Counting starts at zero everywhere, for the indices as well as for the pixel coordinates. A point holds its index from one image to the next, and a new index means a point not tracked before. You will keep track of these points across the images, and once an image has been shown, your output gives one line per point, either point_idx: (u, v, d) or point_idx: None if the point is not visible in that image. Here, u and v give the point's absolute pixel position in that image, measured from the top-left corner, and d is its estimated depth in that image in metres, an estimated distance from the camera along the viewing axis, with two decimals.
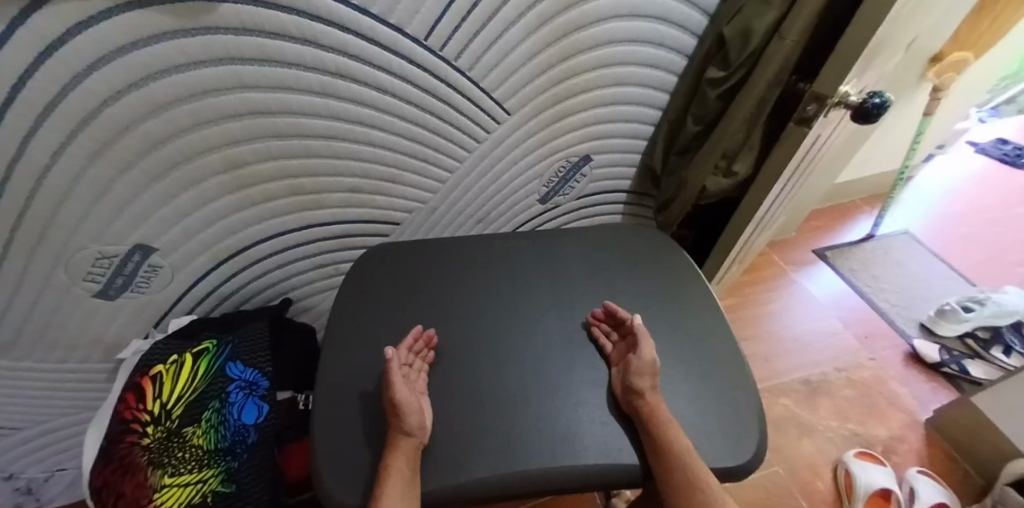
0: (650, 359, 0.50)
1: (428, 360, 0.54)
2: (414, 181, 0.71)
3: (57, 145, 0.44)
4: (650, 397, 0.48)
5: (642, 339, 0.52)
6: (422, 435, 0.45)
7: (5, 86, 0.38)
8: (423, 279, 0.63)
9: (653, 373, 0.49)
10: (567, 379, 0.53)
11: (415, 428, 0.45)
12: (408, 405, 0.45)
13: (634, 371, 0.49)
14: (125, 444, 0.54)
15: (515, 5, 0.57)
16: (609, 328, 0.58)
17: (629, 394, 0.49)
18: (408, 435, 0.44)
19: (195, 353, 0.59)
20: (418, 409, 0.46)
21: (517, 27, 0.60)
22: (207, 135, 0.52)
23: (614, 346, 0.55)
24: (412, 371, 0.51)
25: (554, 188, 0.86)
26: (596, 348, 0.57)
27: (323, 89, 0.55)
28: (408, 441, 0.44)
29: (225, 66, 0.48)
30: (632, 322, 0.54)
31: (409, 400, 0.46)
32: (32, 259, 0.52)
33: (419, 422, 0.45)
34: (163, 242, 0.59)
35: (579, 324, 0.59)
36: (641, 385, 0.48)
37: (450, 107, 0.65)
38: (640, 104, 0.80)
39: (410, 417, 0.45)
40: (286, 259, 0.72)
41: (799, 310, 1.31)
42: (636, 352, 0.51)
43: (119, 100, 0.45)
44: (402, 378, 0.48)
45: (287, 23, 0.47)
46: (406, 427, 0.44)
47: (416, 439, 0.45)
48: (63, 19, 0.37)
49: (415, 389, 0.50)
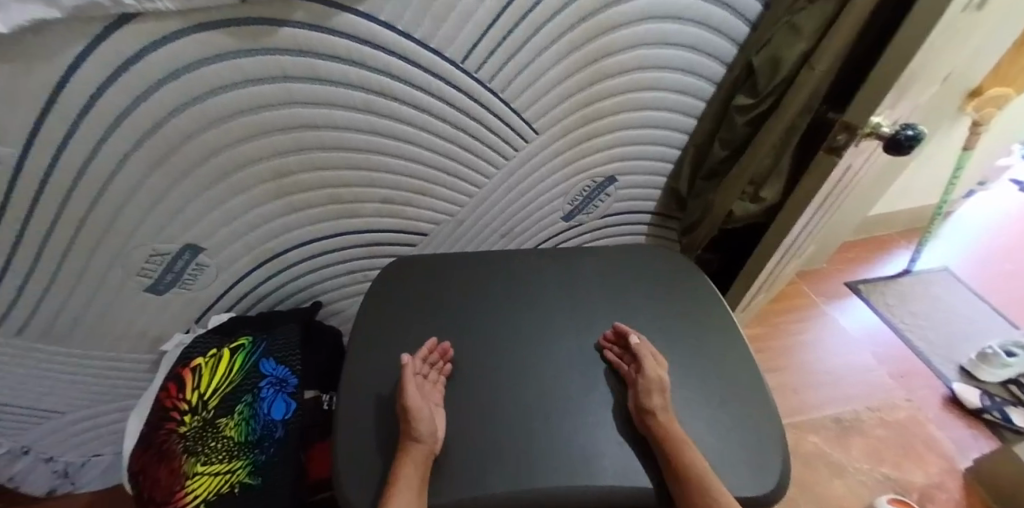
0: (659, 378, 0.51)
1: (444, 372, 0.55)
2: (442, 194, 0.73)
3: (125, 150, 0.49)
4: (663, 418, 0.48)
5: (646, 358, 0.53)
6: (433, 442, 0.46)
7: (86, 95, 0.43)
8: (449, 289, 0.65)
9: (663, 390, 0.50)
10: (584, 398, 0.54)
11: (425, 435, 0.46)
12: (417, 414, 0.47)
13: (643, 391, 0.50)
14: (164, 431, 0.57)
15: (549, 31, 0.60)
16: (618, 348, 0.58)
17: (640, 415, 0.49)
18: (418, 442, 0.45)
19: (232, 347, 0.63)
20: (428, 417, 0.47)
21: (550, 54, 0.63)
22: (257, 145, 0.56)
23: (624, 364, 0.55)
24: (426, 381, 0.52)
25: (578, 206, 0.87)
26: (608, 368, 0.57)
27: (365, 106, 0.58)
28: (419, 448, 0.45)
29: (279, 83, 0.52)
30: (636, 343, 0.55)
31: (421, 409, 0.47)
32: (93, 254, 0.56)
33: (429, 429, 0.46)
34: (210, 244, 0.63)
35: (593, 346, 0.60)
36: (652, 405, 0.49)
37: (483, 127, 0.67)
38: (667, 128, 0.81)
39: (421, 424, 0.46)
40: (319, 264, 0.75)
41: (830, 342, 1.27)
42: (642, 372, 0.52)
43: (182, 111, 0.49)
44: (416, 387, 0.50)
45: (338, 47, 0.51)
46: (416, 434, 0.45)
47: (427, 447, 0.45)
48: (142, 36, 0.41)
49: (429, 396, 0.51)
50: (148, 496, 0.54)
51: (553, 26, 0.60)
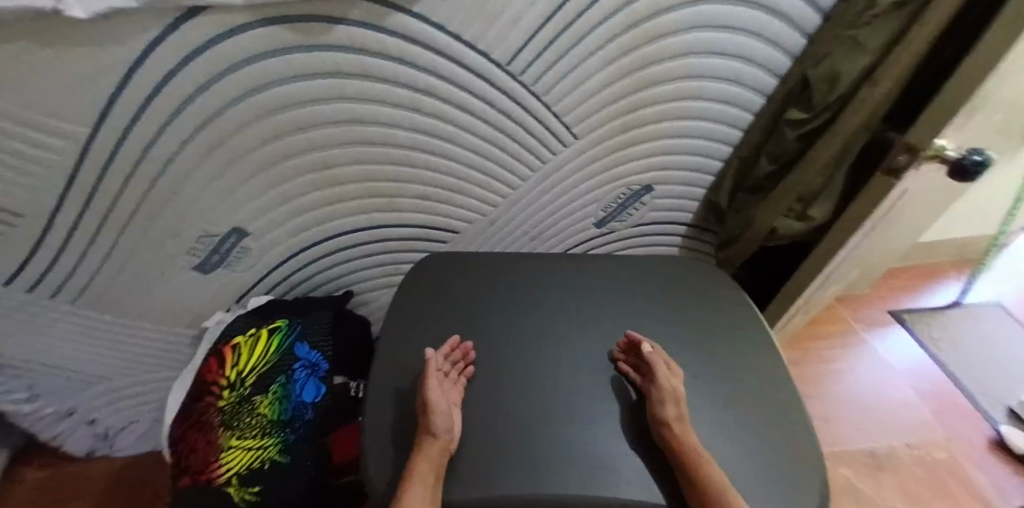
0: (672, 387, 0.52)
1: (466, 374, 0.55)
2: (477, 193, 0.74)
3: (185, 134, 0.51)
4: (677, 429, 0.48)
5: (658, 366, 0.53)
6: (449, 438, 0.46)
7: (155, 81, 0.45)
8: (479, 287, 0.65)
9: (676, 399, 0.50)
10: (608, 407, 0.53)
11: (441, 431, 0.46)
12: (436, 409, 0.47)
13: (657, 402, 0.50)
14: (203, 403, 0.60)
15: (597, 37, 0.60)
16: (629, 356, 0.58)
17: (654, 426, 0.49)
18: (434, 437, 0.46)
19: (269, 328, 0.66)
20: (446, 412, 0.48)
21: (597, 59, 0.62)
22: (306, 138, 0.58)
23: (635, 373, 0.55)
24: (447, 379, 0.52)
25: (611, 213, 0.86)
26: (619, 377, 0.57)
27: (411, 104, 0.59)
28: (435, 443, 0.45)
29: (332, 79, 0.53)
30: (647, 351, 0.55)
31: (439, 403, 0.48)
32: (150, 230, 0.60)
33: (446, 425, 0.47)
34: (255, 227, 0.67)
35: (604, 354, 0.59)
36: (666, 416, 0.49)
37: (522, 129, 0.68)
38: (711, 139, 0.80)
39: (438, 419, 0.47)
40: (354, 255, 0.77)
41: (867, 372, 1.21)
42: (654, 381, 0.52)
43: (240, 101, 0.51)
44: (437, 383, 0.50)
45: (390, 46, 0.52)
46: (433, 429, 0.46)
47: (442, 442, 0.46)
48: (208, 29, 0.43)
49: (450, 393, 0.51)
50: (183, 465, 0.58)
51: (602, 32, 0.59)
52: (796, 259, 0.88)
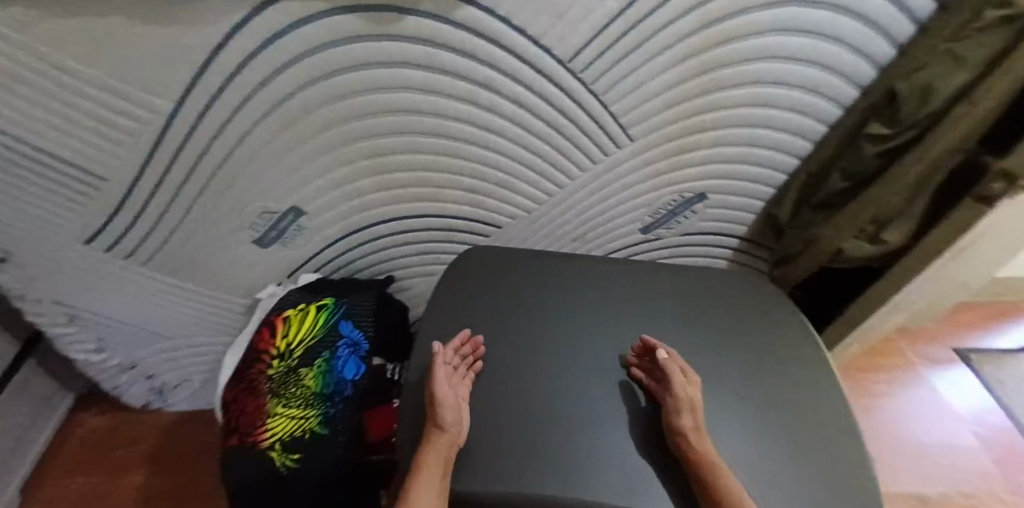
0: (689, 396, 0.51)
1: (475, 368, 0.55)
2: (524, 190, 0.74)
3: (258, 114, 0.55)
4: (694, 439, 0.47)
5: (673, 373, 0.52)
6: (458, 432, 0.48)
7: (236, 63, 0.49)
8: (520, 285, 0.65)
9: (692, 409, 0.50)
10: (630, 414, 0.53)
11: (449, 424, 0.48)
12: (444, 404, 0.49)
13: (674, 411, 0.49)
14: (255, 370, 0.66)
15: (666, 38, 0.58)
16: (643, 361, 0.56)
17: (670, 435, 0.49)
18: (442, 430, 0.48)
19: (317, 305, 0.71)
20: (455, 406, 0.49)
21: (666, 56, 0.60)
22: (364, 125, 0.60)
23: (650, 379, 0.54)
24: (456, 372, 0.53)
25: (659, 219, 0.83)
26: (630, 383, 0.56)
27: (470, 97, 0.60)
28: (443, 437, 0.47)
29: (396, 68, 0.54)
30: (662, 357, 0.54)
31: (448, 397, 0.50)
32: (219, 202, 0.65)
33: (454, 419, 0.48)
34: (311, 208, 0.70)
35: (617, 359, 0.58)
36: (682, 426, 0.48)
37: (577, 128, 0.67)
38: (778, 149, 0.76)
39: (447, 413, 0.48)
40: (398, 241, 0.79)
41: (923, 412, 1.13)
42: (671, 390, 0.51)
43: (309, 86, 0.54)
44: (445, 377, 0.52)
45: (457, 39, 0.52)
46: (441, 422, 0.48)
47: (451, 436, 0.48)
48: (279, 21, 0.46)
49: (458, 388, 0.52)
50: (234, 426, 0.64)
51: (673, 32, 0.57)
52: (863, 284, 0.82)
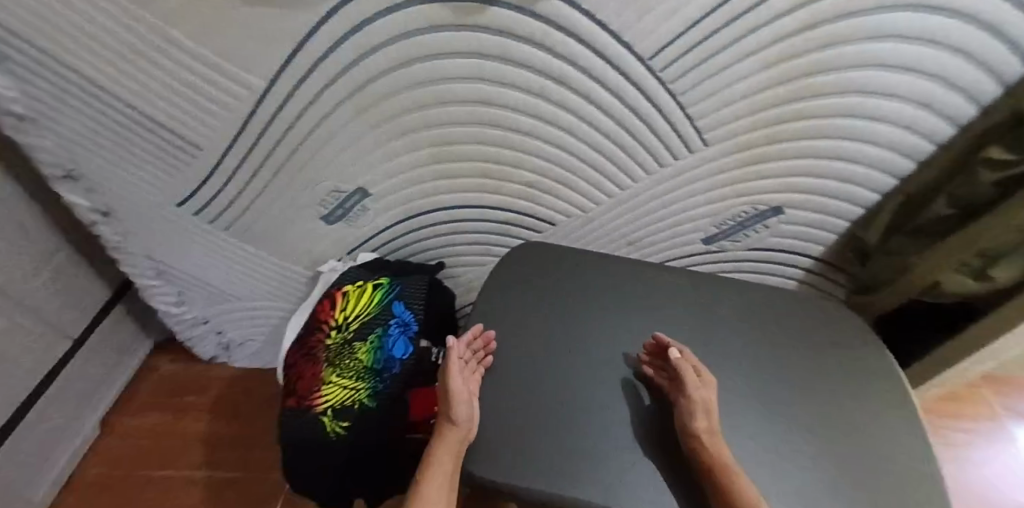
0: (703, 397, 0.49)
1: (485, 363, 0.56)
2: (584, 188, 0.71)
3: (340, 97, 0.58)
4: (706, 440, 0.46)
5: (687, 373, 0.51)
6: (468, 427, 0.50)
7: (327, 48, 0.52)
8: (574, 285, 0.64)
9: (707, 409, 0.48)
10: (643, 413, 0.52)
11: (461, 420, 0.50)
12: (456, 401, 0.51)
13: (686, 412, 0.48)
14: (314, 338, 0.71)
15: (762, 35, 0.48)
16: (655, 359, 0.55)
17: (683, 435, 0.48)
18: (454, 425, 0.50)
19: (373, 284, 0.73)
20: (467, 402, 0.51)
21: (772, 53, 0.50)
22: (435, 113, 0.62)
23: (662, 378, 0.53)
24: (468, 366, 0.54)
25: (726, 230, 0.75)
26: (640, 381, 0.55)
27: (539, 91, 0.57)
28: (454, 431, 0.50)
29: (474, 58, 0.54)
30: (674, 356, 0.52)
31: (461, 392, 0.52)
32: (297, 176, 0.70)
33: (465, 414, 0.50)
34: (377, 190, 0.73)
35: (628, 358, 0.57)
36: (695, 426, 0.47)
37: (644, 124, 0.60)
38: (869, 166, 0.65)
39: (459, 409, 0.50)
40: (453, 230, 0.81)
41: (1005, 468, 1.01)
42: (683, 389, 0.50)
43: (391, 72, 0.56)
44: (459, 371, 0.53)
45: (534, 29, 0.49)
46: (453, 418, 0.50)
47: (461, 431, 0.50)
48: (356, 17, 0.49)
49: (468, 382, 0.53)
50: (293, 389, 0.68)
51: (767, 31, 0.48)
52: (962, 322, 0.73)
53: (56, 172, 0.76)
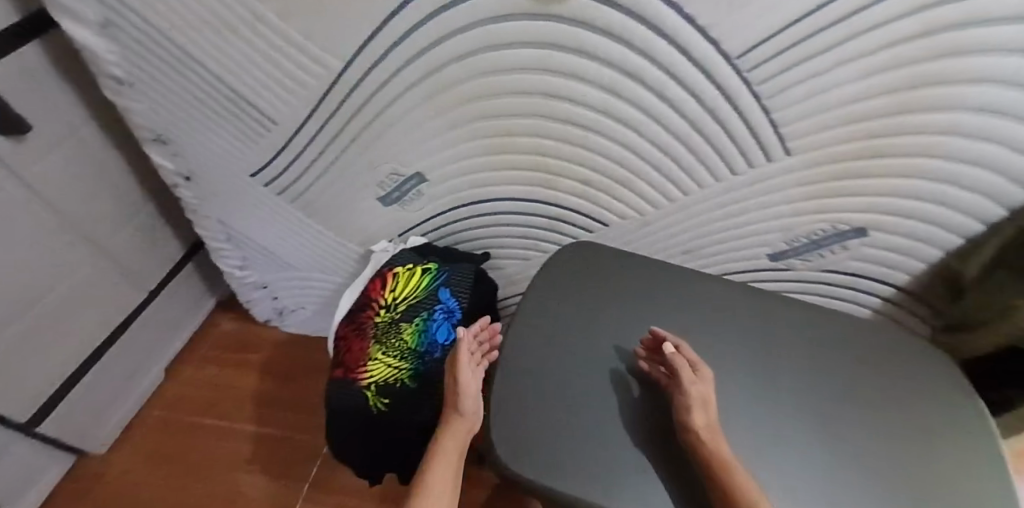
0: (700, 392, 0.48)
1: (489, 357, 0.62)
2: (643, 191, 0.66)
3: (411, 81, 0.60)
4: (705, 437, 0.45)
5: (682, 369, 0.49)
6: (473, 419, 0.56)
7: (406, 29, 0.53)
8: (622, 291, 0.62)
9: (704, 404, 0.47)
10: (641, 410, 0.52)
11: (468, 412, 0.55)
12: (465, 393, 0.55)
13: (683, 408, 0.47)
14: (364, 315, 0.73)
15: (868, 39, 0.41)
16: (651, 355, 0.54)
17: (682, 431, 0.47)
18: (461, 416, 0.55)
19: (422, 268, 0.74)
20: (474, 395, 0.56)
21: (880, 60, 0.43)
22: (498, 103, 0.61)
23: (659, 373, 0.52)
24: (475, 360, 0.59)
25: (798, 247, 0.69)
26: (637, 376, 0.54)
27: (609, 85, 0.54)
28: (461, 421, 0.55)
29: (544, 49, 0.52)
30: (669, 352, 0.50)
31: (469, 386, 0.56)
32: (361, 155, 0.72)
33: (472, 407, 0.55)
34: (433, 177, 0.74)
35: (624, 355, 0.56)
36: (693, 423, 0.46)
37: (718, 127, 0.54)
38: (972, 193, 0.54)
39: (467, 402, 0.55)
40: (502, 222, 0.80)
41: None
42: (680, 386, 0.48)
43: (461, 60, 0.56)
44: (469, 365, 0.57)
45: (612, 23, 0.47)
46: (461, 410, 0.55)
47: (467, 422, 0.55)
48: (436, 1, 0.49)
49: (475, 376, 0.57)
50: (341, 360, 0.71)
51: (874, 37, 0.41)
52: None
53: (149, 135, 0.82)
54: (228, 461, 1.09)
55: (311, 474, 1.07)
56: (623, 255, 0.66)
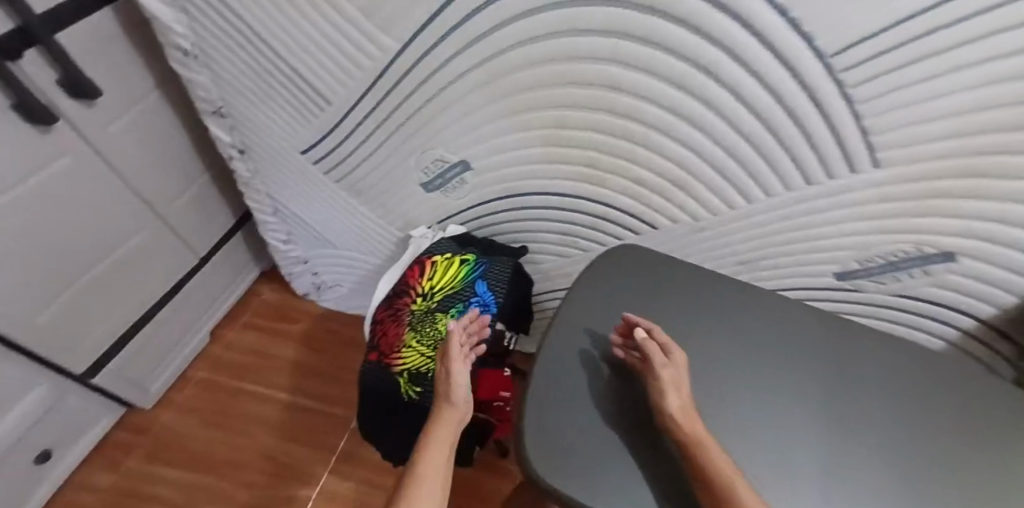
0: (673, 377, 0.47)
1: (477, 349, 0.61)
2: (701, 195, 0.62)
3: (468, 66, 0.58)
4: (681, 420, 0.44)
5: (655, 354, 0.48)
6: (465, 410, 0.54)
7: (470, 10, 0.51)
8: (670, 299, 0.58)
9: (677, 388, 0.47)
10: (613, 396, 0.51)
11: (460, 401, 0.53)
12: (457, 381, 0.54)
13: (657, 393, 0.46)
14: (400, 301, 0.72)
15: (1000, 43, 0.35)
16: (623, 340, 0.53)
17: (658, 416, 0.46)
18: (453, 406, 0.53)
19: (460, 259, 0.74)
20: (466, 384, 0.55)
21: (1009, 67, 0.36)
22: (557, 94, 0.58)
23: (631, 358, 0.51)
24: (467, 351, 0.60)
25: (872, 268, 0.62)
26: (611, 364, 0.53)
27: (678, 80, 0.50)
28: (452, 411, 0.53)
29: (612, 37, 0.49)
30: (641, 337, 0.50)
31: (462, 375, 0.55)
32: (409, 139, 0.71)
33: (464, 396, 0.54)
34: (478, 166, 0.72)
35: (599, 342, 0.55)
36: (670, 407, 0.45)
37: (798, 133, 0.49)
38: None
39: (459, 390, 0.54)
40: (545, 217, 0.77)
41: None
42: (653, 370, 0.48)
43: (523, 46, 0.53)
44: (460, 355, 0.57)
45: (691, 12, 0.43)
46: (453, 399, 0.53)
47: (459, 413, 0.53)
48: None
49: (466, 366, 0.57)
50: (375, 344, 0.71)
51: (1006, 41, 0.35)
52: None
53: (208, 107, 0.84)
54: (261, 426, 1.13)
55: (339, 447, 1.10)
56: (673, 262, 0.62)
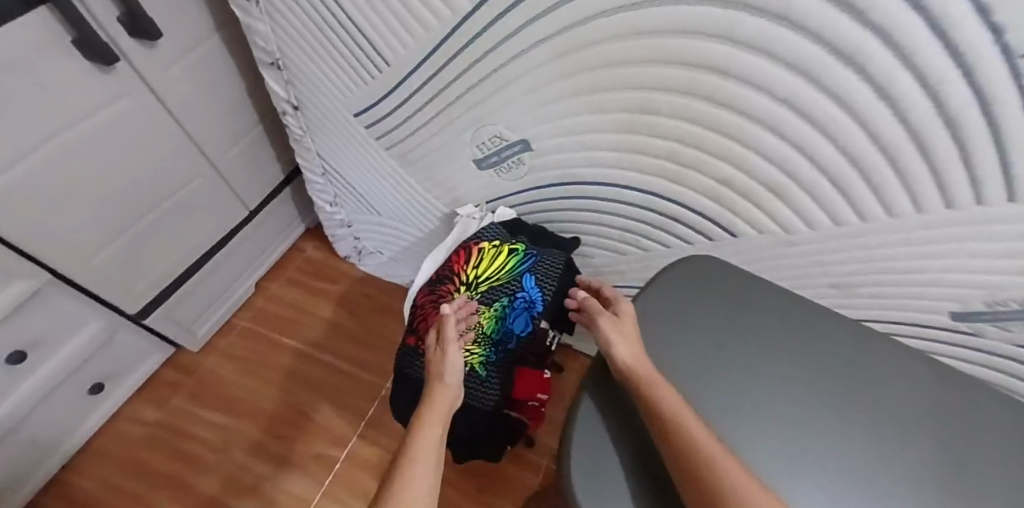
0: (620, 329, 0.47)
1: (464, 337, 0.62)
2: (797, 202, 0.53)
3: (545, 34, 0.51)
4: (633, 364, 0.42)
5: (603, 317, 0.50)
6: (457, 395, 0.49)
7: None
8: (759, 315, 0.50)
9: (625, 337, 0.46)
10: None
11: (453, 385, 0.49)
12: (452, 362, 0.51)
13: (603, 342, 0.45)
14: (442, 287, 0.69)
15: None
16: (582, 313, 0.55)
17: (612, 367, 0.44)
18: (445, 386, 0.49)
19: (509, 248, 0.69)
20: (460, 370, 0.52)
21: None
22: (649, 73, 0.50)
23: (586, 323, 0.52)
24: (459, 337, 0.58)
25: (1004, 312, 0.50)
26: None
27: (798, 69, 0.41)
28: (445, 392, 0.48)
29: (732, 9, 0.40)
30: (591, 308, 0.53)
31: (456, 358, 0.52)
32: (467, 111, 0.66)
33: (458, 379, 0.50)
34: (540, 146, 0.66)
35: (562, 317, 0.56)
36: (618, 353, 0.43)
37: (949, 145, 0.39)
38: None
39: (452, 374, 0.50)
40: (603, 208, 0.70)
41: None
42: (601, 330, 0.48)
43: (616, 14, 0.46)
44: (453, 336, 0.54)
45: None
46: (447, 380, 0.49)
47: (451, 396, 0.48)
48: None
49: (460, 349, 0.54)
50: (413, 328, 0.69)
51: None
52: None
53: (266, 58, 0.80)
54: (296, 379, 1.15)
55: (368, 412, 1.10)
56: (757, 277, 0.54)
